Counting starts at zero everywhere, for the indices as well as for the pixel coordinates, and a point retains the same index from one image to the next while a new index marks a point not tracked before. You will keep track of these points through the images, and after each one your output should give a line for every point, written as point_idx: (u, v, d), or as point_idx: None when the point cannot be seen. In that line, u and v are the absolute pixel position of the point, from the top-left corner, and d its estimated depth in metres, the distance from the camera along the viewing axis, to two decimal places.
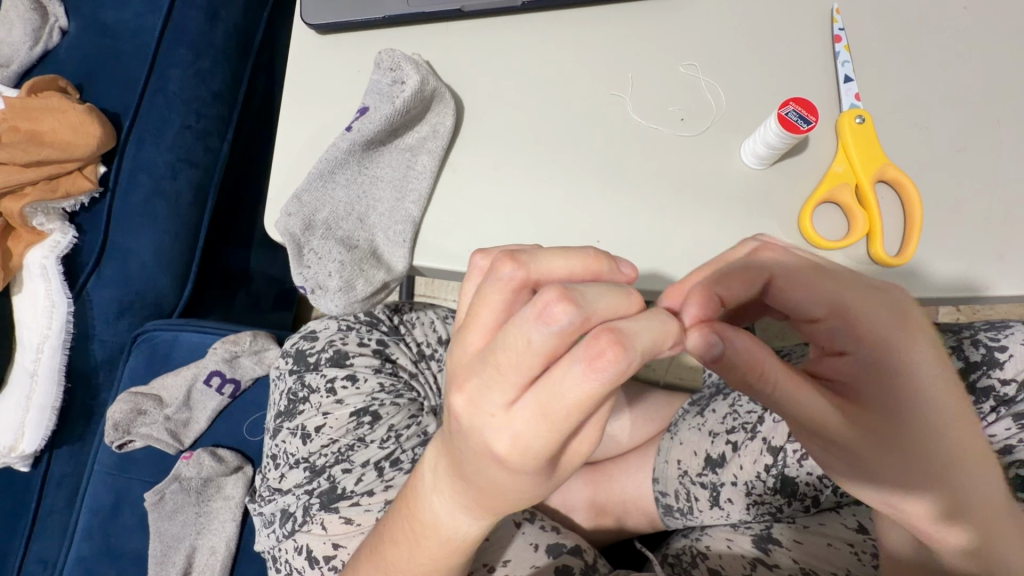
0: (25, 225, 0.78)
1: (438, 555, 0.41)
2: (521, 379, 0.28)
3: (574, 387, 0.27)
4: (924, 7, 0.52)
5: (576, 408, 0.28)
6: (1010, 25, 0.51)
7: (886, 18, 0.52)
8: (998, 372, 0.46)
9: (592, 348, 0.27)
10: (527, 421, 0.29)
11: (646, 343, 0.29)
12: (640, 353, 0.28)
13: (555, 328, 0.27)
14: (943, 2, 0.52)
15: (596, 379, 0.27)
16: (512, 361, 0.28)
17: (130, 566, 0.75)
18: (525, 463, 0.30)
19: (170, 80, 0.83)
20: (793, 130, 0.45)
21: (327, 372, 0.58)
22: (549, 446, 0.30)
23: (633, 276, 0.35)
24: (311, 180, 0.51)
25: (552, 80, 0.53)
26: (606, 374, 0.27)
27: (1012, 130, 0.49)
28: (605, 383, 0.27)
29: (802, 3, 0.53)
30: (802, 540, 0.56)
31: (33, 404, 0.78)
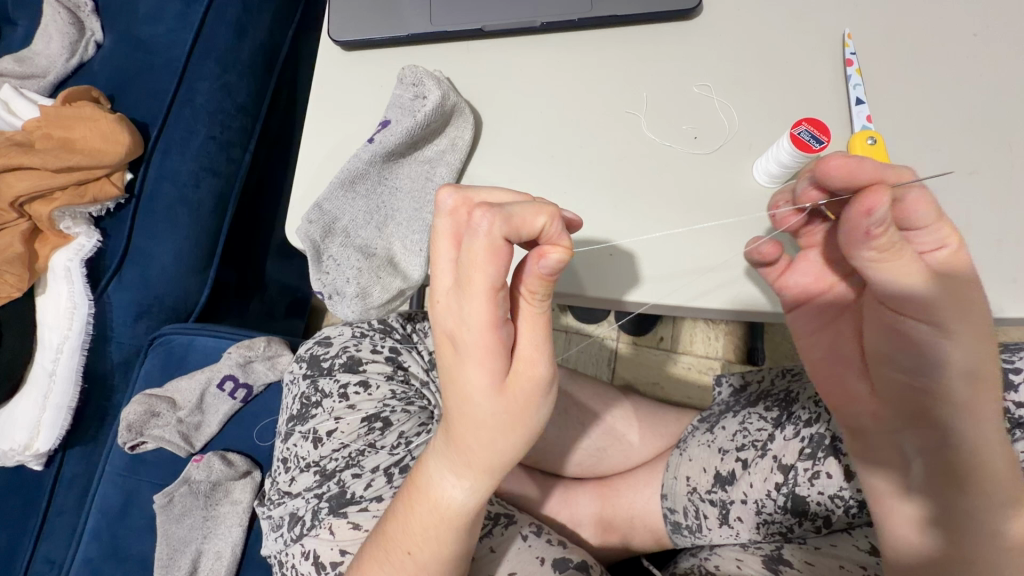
0: (52, 228, 0.80)
1: (429, 526, 0.42)
2: (448, 262, 0.35)
3: (467, 248, 0.33)
4: (933, 33, 0.53)
5: (478, 266, 0.32)
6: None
7: (895, 42, 0.54)
8: (1014, 396, 0.46)
9: (473, 219, 0.32)
10: (455, 295, 0.34)
11: (518, 212, 0.32)
12: (509, 216, 0.32)
13: (443, 209, 0.35)
14: (951, 29, 0.53)
15: (476, 235, 0.32)
16: (435, 250, 0.36)
17: (134, 570, 0.75)
18: (470, 345, 0.34)
19: (198, 92, 0.86)
20: (805, 149, 0.46)
21: (340, 377, 0.58)
22: (477, 315, 0.33)
23: (574, 220, 0.44)
24: (332, 189, 0.52)
25: (568, 99, 0.55)
26: (481, 228, 0.32)
27: None
28: (485, 238, 0.32)
29: (814, 28, 0.54)
30: (814, 561, 0.55)
31: (50, 403, 0.79)
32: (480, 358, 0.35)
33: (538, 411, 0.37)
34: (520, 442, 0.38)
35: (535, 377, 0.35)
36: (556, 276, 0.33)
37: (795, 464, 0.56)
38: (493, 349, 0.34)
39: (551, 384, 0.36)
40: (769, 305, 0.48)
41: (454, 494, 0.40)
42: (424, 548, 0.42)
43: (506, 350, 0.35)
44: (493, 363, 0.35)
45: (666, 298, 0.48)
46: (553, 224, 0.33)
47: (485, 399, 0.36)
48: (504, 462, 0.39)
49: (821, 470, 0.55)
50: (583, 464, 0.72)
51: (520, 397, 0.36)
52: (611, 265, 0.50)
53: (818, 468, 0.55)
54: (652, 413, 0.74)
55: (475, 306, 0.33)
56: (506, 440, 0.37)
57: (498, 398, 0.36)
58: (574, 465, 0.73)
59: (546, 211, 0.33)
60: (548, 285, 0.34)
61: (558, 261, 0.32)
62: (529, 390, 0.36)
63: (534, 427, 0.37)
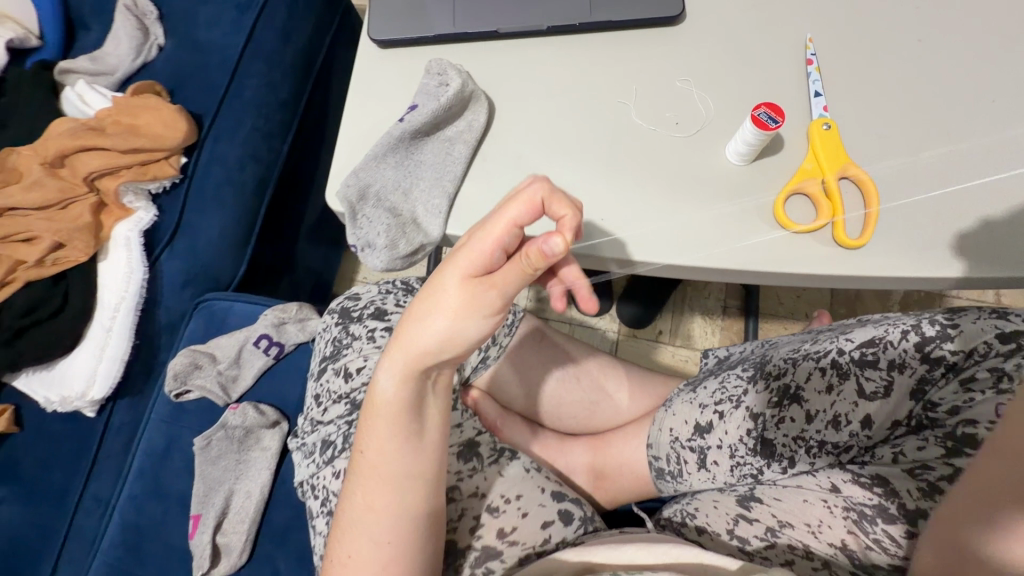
0: (116, 202, 0.91)
1: (372, 415, 0.54)
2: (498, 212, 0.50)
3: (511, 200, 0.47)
4: (877, 45, 0.63)
5: (509, 205, 0.47)
6: (950, 58, 0.62)
7: (844, 48, 0.64)
8: (949, 345, 0.56)
9: (531, 182, 0.48)
10: (483, 220, 0.48)
11: (557, 194, 0.47)
12: (550, 192, 0.47)
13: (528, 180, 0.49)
14: (891, 40, 0.63)
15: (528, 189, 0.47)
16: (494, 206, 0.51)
17: (174, 505, 0.84)
18: (461, 250, 0.48)
19: (246, 88, 0.98)
20: (763, 128, 0.55)
21: (368, 323, 0.68)
22: (490, 238, 0.46)
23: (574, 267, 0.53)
24: (367, 159, 0.62)
25: (568, 90, 0.65)
26: (530, 189, 0.47)
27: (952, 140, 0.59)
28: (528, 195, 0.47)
29: (775, 36, 0.65)
30: (780, 496, 0.61)
31: (106, 355, 0.89)
32: (450, 262, 0.49)
33: (466, 321, 0.49)
34: (439, 340, 0.50)
35: (470, 290, 0.48)
36: (554, 256, 0.43)
37: (763, 411, 0.64)
38: (470, 261, 0.48)
39: (481, 304, 0.48)
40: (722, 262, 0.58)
41: (387, 386, 0.53)
42: (372, 444, 0.53)
43: (474, 270, 0.48)
44: (462, 273, 0.48)
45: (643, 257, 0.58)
46: (569, 212, 0.47)
47: (451, 293, 0.48)
48: (428, 356, 0.51)
49: (786, 415, 0.62)
50: (578, 418, 0.81)
51: (470, 301, 0.48)
52: (600, 228, 0.60)
53: (783, 413, 0.62)
54: (642, 376, 0.83)
55: (485, 226, 0.47)
56: (425, 332, 0.50)
57: (432, 295, 0.50)
58: (570, 419, 0.81)
59: (573, 206, 0.47)
60: (546, 261, 0.44)
61: (557, 243, 0.42)
62: (457, 296, 0.48)
63: (462, 333, 0.49)
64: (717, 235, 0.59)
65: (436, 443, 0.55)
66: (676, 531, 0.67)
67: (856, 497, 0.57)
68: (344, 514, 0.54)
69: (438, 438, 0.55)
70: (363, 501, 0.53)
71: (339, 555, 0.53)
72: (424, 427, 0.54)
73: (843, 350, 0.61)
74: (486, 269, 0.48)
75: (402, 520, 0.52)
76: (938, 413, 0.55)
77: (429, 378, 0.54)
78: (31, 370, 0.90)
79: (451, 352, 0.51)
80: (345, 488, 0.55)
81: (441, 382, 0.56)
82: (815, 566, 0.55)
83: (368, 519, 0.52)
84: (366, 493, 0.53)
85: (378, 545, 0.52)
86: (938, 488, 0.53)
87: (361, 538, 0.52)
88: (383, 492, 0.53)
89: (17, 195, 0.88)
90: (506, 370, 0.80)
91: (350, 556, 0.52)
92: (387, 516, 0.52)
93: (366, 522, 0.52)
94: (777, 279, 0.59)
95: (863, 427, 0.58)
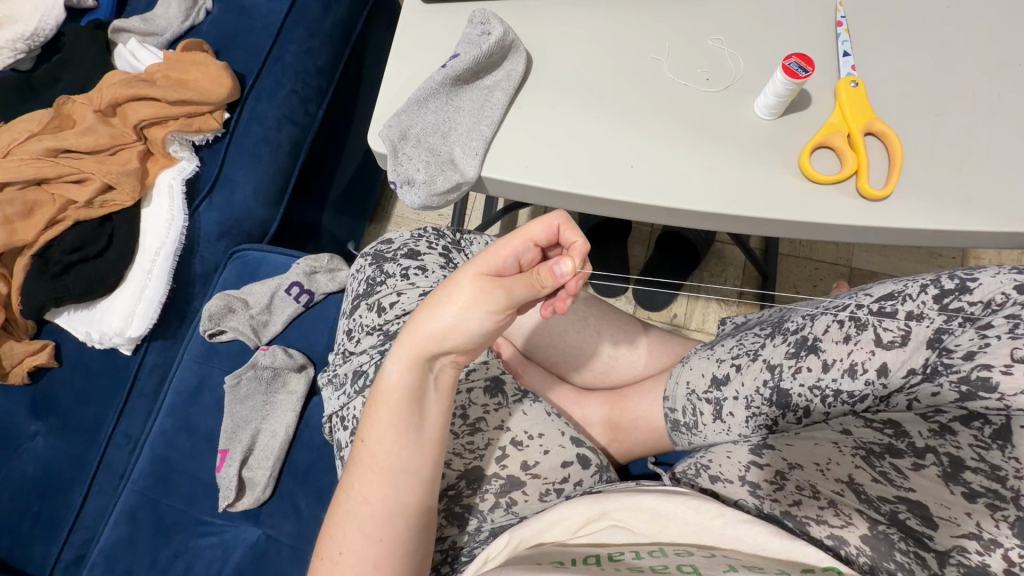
0: (163, 151, 0.97)
1: (377, 411, 0.54)
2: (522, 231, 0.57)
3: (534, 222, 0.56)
4: (898, 16, 0.67)
5: (530, 224, 0.55)
6: (966, 31, 0.66)
7: (865, 18, 0.67)
8: (967, 296, 0.56)
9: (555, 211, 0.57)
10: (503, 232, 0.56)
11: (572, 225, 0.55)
12: (568, 222, 0.55)
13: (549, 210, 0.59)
14: (912, 13, 0.67)
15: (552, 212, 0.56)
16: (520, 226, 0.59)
17: (202, 441, 0.87)
18: (481, 254, 0.55)
19: (287, 52, 1.02)
20: (794, 76, 0.58)
21: (403, 262, 0.72)
22: (511, 247, 0.54)
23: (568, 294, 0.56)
24: (410, 103, 0.66)
25: (602, 46, 0.68)
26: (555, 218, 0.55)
27: (970, 104, 0.62)
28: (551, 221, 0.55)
29: (801, 5, 0.68)
30: (793, 443, 0.63)
31: (144, 296, 0.95)
32: (470, 262, 0.55)
33: (472, 314, 0.52)
34: (448, 332, 0.52)
35: (485, 288, 0.52)
36: (563, 276, 0.52)
37: (781, 362, 0.63)
38: (489, 264, 0.54)
39: (492, 304, 0.52)
40: (748, 209, 0.60)
41: (392, 371, 0.54)
42: (371, 434, 0.54)
43: (490, 273, 0.54)
44: (480, 271, 0.53)
45: (670, 201, 0.61)
46: (579, 242, 0.55)
47: (466, 290, 0.52)
48: (434, 350, 0.53)
49: (803, 364, 0.61)
50: (596, 373, 0.83)
51: (481, 297, 0.52)
52: (631, 173, 0.62)
53: (800, 364, 0.62)
54: (662, 336, 0.84)
55: (508, 238, 0.55)
56: (435, 320, 0.53)
57: (447, 292, 0.54)
58: (588, 374, 0.83)
59: (582, 239, 0.55)
60: (553, 280, 0.52)
61: (567, 268, 0.52)
62: (471, 291, 0.52)
63: (467, 325, 0.52)
64: (742, 183, 0.61)
65: (435, 440, 0.54)
66: (691, 485, 0.67)
67: (866, 436, 0.58)
68: (342, 507, 0.54)
69: (439, 434, 0.55)
70: (359, 492, 0.53)
71: (331, 551, 0.52)
72: (424, 421, 0.54)
73: (862, 303, 0.61)
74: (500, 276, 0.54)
75: (394, 515, 0.52)
76: (953, 359, 0.54)
77: (431, 372, 0.55)
78: (73, 309, 0.97)
79: (456, 348, 0.54)
80: (343, 483, 0.55)
81: (443, 378, 0.56)
82: (821, 505, 0.57)
83: (363, 511, 0.52)
84: (364, 485, 0.53)
85: (369, 540, 0.51)
86: (948, 428, 0.54)
87: (355, 532, 0.52)
88: (379, 486, 0.52)
89: (71, 139, 0.95)
90: (530, 324, 0.83)
91: (340, 552, 0.52)
92: (381, 510, 0.52)
93: (361, 514, 0.52)
94: (798, 231, 0.61)
95: (879, 375, 0.57)
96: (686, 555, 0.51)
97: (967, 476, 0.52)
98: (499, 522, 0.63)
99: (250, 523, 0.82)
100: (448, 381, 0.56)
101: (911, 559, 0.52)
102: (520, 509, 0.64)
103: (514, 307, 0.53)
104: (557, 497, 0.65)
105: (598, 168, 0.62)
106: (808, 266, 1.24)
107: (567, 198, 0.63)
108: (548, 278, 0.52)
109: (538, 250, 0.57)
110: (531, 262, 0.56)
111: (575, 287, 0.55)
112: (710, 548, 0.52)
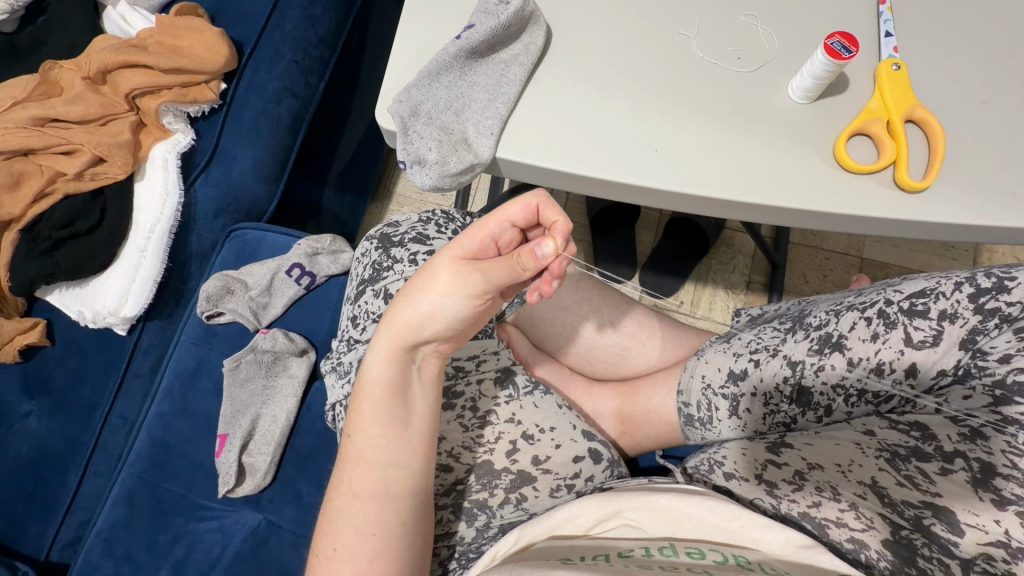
0: (156, 122, 0.93)
1: (356, 404, 0.52)
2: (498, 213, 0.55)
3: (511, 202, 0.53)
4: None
5: (508, 204, 0.52)
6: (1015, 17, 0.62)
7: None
8: (1005, 297, 0.52)
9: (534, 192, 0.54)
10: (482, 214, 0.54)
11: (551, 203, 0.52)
12: (546, 200, 0.52)
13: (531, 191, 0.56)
14: None
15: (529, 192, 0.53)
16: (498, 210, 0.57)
17: (201, 425, 0.85)
18: (458, 237, 0.52)
19: (288, 20, 0.96)
20: (836, 57, 0.54)
21: (411, 247, 0.69)
22: (485, 229, 0.52)
23: (558, 274, 0.51)
24: (421, 77, 0.62)
25: (629, 20, 0.63)
26: (531, 197, 0.52)
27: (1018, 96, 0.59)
28: (527, 200, 0.52)
29: None
30: (813, 442, 0.60)
31: (139, 275, 0.91)
32: (445, 247, 0.52)
33: (447, 300, 0.49)
34: (426, 320, 0.49)
35: (462, 272, 0.49)
36: (543, 255, 0.48)
37: (803, 359, 0.60)
38: (466, 247, 0.51)
39: (470, 288, 0.49)
40: (780, 199, 0.56)
41: (372, 365, 0.52)
42: (356, 430, 0.52)
43: (468, 256, 0.51)
44: (457, 256, 0.50)
45: (698, 189, 0.57)
46: (557, 219, 0.52)
47: (437, 274, 0.50)
48: (413, 340, 0.51)
49: (827, 362, 0.59)
50: (608, 364, 0.80)
51: (454, 281, 0.49)
52: (655, 157, 0.58)
53: (824, 361, 0.59)
54: (678, 326, 0.81)
55: (484, 220, 0.52)
56: (411, 309, 0.50)
57: (422, 276, 0.51)
58: (599, 365, 0.80)
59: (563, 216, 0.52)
60: (536, 262, 0.48)
61: (548, 246, 0.48)
62: (447, 277, 0.49)
63: (441, 313, 0.49)
64: (773, 170, 0.57)
65: (422, 432, 0.52)
66: (704, 482, 0.64)
67: (891, 438, 0.56)
68: (334, 503, 0.52)
69: (426, 426, 0.53)
70: (350, 487, 0.51)
71: (325, 549, 0.51)
72: (411, 414, 0.52)
73: (891, 300, 0.57)
74: (479, 259, 0.51)
75: (388, 506, 0.50)
76: (987, 362, 0.52)
77: (412, 363, 0.52)
78: (64, 286, 0.94)
79: (435, 336, 0.51)
80: (335, 479, 0.53)
81: (427, 369, 0.53)
82: (841, 506, 0.55)
83: (355, 507, 0.50)
84: (354, 480, 0.51)
85: (363, 537, 0.49)
86: (980, 433, 0.51)
87: (346, 529, 0.50)
88: (369, 480, 0.51)
89: (58, 107, 0.90)
90: (540, 312, 0.80)
91: (334, 549, 0.50)
92: (373, 504, 0.50)
93: (353, 510, 0.50)
94: (831, 223, 0.58)
95: (908, 376, 0.55)
96: (697, 556, 0.49)
97: (998, 482, 0.49)
98: (509, 518, 0.62)
99: (250, 508, 0.80)
100: (433, 372, 0.54)
101: (933, 565, 0.49)
102: (530, 505, 0.62)
103: (495, 291, 0.50)
104: (568, 492, 0.63)
105: (621, 151, 0.59)
106: (818, 255, 1.21)
107: (587, 183, 0.60)
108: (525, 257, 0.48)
109: (518, 231, 0.54)
110: (511, 244, 0.53)
111: (561, 268, 0.50)
112: (721, 548, 0.50)
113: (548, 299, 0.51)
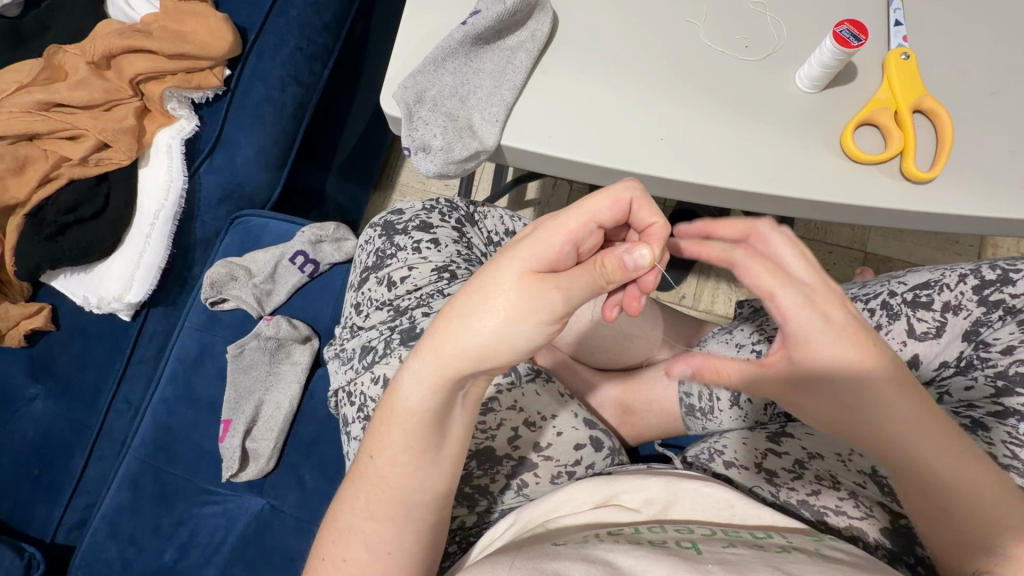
0: (161, 108, 0.93)
1: (391, 436, 0.48)
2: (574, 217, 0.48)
3: (597, 200, 0.45)
4: None
5: (595, 200, 0.45)
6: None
7: None
8: (1009, 289, 0.52)
9: (620, 183, 0.47)
10: (559, 211, 0.46)
11: (647, 203, 0.47)
12: (641, 197, 0.47)
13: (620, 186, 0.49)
14: None
15: (616, 186, 0.46)
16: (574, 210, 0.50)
17: (204, 410, 0.86)
18: (532, 243, 0.45)
19: (292, 6, 0.95)
20: (845, 45, 0.54)
21: (414, 235, 0.69)
22: (564, 237, 0.45)
23: (652, 282, 0.49)
24: (427, 62, 0.62)
25: (636, 8, 0.63)
26: (622, 199, 0.46)
27: None
28: (618, 200, 0.46)
29: None
30: (813, 432, 0.61)
31: (143, 261, 0.92)
32: (513, 255, 0.45)
33: (518, 327, 0.44)
34: (490, 350, 0.44)
35: (538, 294, 0.43)
36: (637, 267, 0.44)
37: None
38: (542, 258, 0.44)
39: (548, 313, 0.43)
40: (785, 188, 0.56)
41: (414, 392, 0.47)
42: (381, 453, 0.49)
43: (543, 268, 0.45)
44: (529, 269, 0.44)
45: (703, 177, 0.57)
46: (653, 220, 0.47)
47: (510, 294, 0.43)
48: (466, 371, 0.46)
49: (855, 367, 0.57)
50: (610, 354, 0.79)
51: (532, 306, 0.43)
52: (661, 147, 0.58)
53: None
54: (682, 318, 0.80)
55: (564, 221, 0.45)
56: (470, 338, 0.44)
57: (483, 292, 0.45)
58: (601, 354, 0.79)
59: (662, 218, 0.47)
60: (623, 274, 0.44)
61: (643, 256, 0.43)
62: (517, 297, 0.43)
63: (513, 341, 0.44)
64: (778, 161, 0.57)
65: (454, 456, 0.50)
66: (703, 470, 0.62)
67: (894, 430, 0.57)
68: (343, 518, 0.50)
69: (457, 450, 0.50)
70: (365, 507, 0.49)
71: (332, 558, 0.49)
72: (445, 439, 0.49)
73: (895, 292, 0.56)
74: (554, 271, 0.45)
75: (405, 528, 0.49)
76: (990, 353, 0.52)
77: (460, 391, 0.48)
78: (69, 271, 0.94)
79: (495, 368, 0.46)
80: (343, 493, 0.51)
81: (472, 394, 0.49)
82: (841, 496, 0.54)
83: (369, 527, 0.48)
84: (369, 501, 0.49)
85: (374, 555, 0.48)
86: (981, 424, 0.49)
87: (357, 544, 0.48)
88: (388, 504, 0.49)
89: (63, 92, 0.90)
90: None
91: (343, 561, 0.48)
92: (388, 526, 0.48)
93: (367, 529, 0.49)
94: (838, 213, 0.58)
95: (909, 366, 0.55)
96: (685, 532, 0.47)
97: (999, 473, 0.46)
98: (509, 504, 0.62)
99: (254, 493, 0.81)
100: (477, 397, 0.50)
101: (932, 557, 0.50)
102: (531, 491, 0.62)
103: (570, 312, 0.45)
104: (568, 479, 0.63)
105: (626, 140, 0.58)
106: (822, 249, 1.19)
107: (591, 171, 0.59)
108: (615, 269, 0.44)
109: (600, 233, 0.47)
110: (592, 248, 0.47)
111: (652, 283, 0.50)
112: (711, 525, 0.49)
113: (634, 317, 0.52)
